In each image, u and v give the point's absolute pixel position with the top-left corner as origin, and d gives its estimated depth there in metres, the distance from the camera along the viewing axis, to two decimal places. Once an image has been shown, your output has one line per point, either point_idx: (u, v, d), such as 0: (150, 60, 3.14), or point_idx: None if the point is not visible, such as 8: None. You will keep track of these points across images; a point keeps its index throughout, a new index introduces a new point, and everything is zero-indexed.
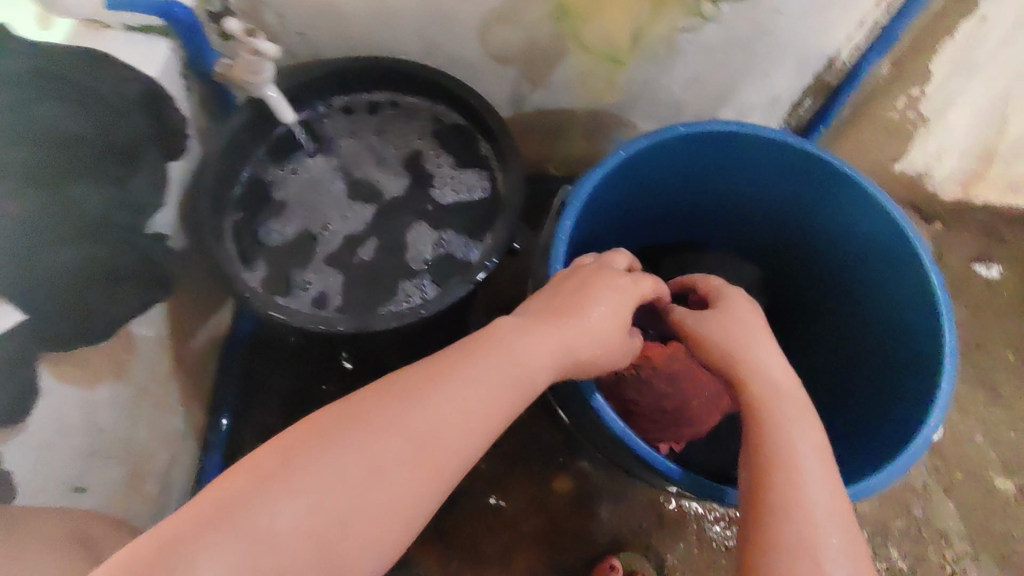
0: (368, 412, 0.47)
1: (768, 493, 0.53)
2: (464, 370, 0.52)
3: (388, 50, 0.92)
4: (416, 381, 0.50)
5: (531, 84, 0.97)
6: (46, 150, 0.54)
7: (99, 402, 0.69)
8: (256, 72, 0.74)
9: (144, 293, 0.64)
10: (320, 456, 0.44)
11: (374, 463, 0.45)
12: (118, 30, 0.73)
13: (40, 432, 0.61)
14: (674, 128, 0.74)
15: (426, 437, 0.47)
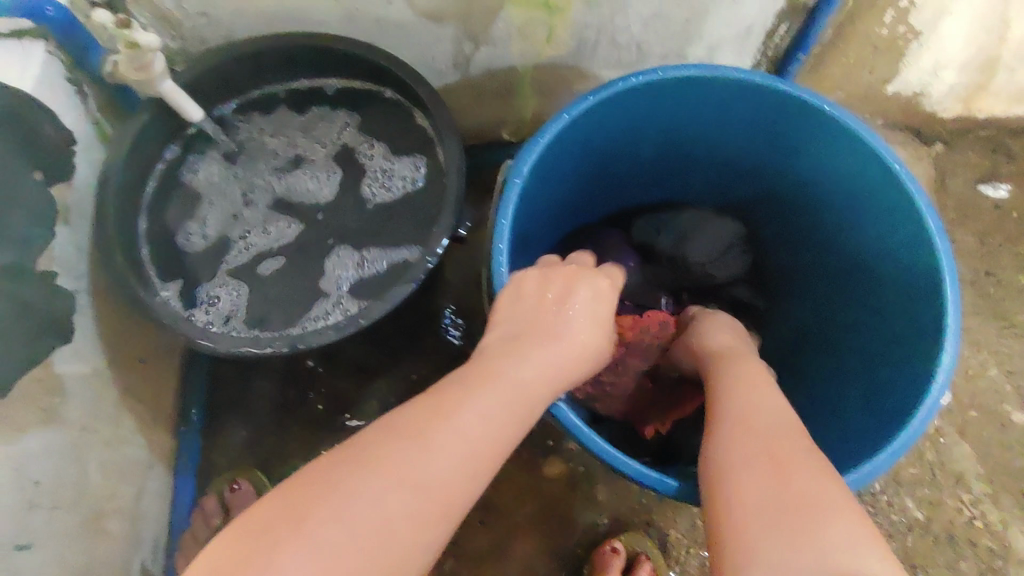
0: (379, 450, 0.43)
1: (727, 453, 0.48)
2: (467, 393, 0.48)
3: (307, 22, 0.83)
4: (423, 412, 0.46)
5: (473, 43, 0.87)
6: None
7: (32, 452, 0.63)
8: (143, 67, 0.66)
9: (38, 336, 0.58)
10: (325, 511, 0.39)
11: (397, 501, 0.41)
12: None
13: None
14: (626, 80, 0.64)
15: (448, 466, 0.44)
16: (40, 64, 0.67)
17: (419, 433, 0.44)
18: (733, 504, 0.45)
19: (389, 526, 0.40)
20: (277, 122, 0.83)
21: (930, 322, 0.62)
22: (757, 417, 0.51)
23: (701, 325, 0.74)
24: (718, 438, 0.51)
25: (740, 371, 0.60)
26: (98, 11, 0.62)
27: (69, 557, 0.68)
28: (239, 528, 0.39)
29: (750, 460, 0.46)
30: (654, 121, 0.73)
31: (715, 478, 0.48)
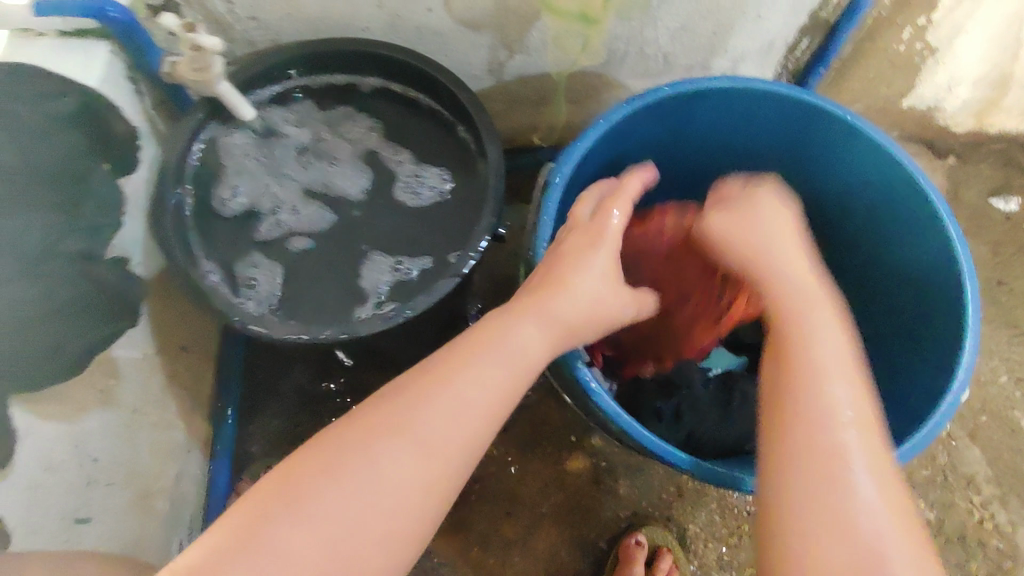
0: (398, 412, 0.48)
1: (802, 466, 0.46)
2: (475, 356, 0.52)
3: (351, 28, 0.86)
4: (436, 377, 0.50)
5: (508, 50, 0.91)
6: None
7: (89, 432, 0.66)
8: (203, 68, 0.68)
9: (108, 321, 0.61)
10: (325, 473, 0.45)
11: (418, 454, 0.47)
12: (53, 38, 0.69)
13: (26, 472, 0.58)
14: (655, 90, 0.68)
15: (460, 425, 0.49)
16: (101, 63, 0.70)
17: (433, 396, 0.49)
18: (801, 533, 0.44)
19: (381, 484, 0.45)
20: (304, 113, 0.83)
21: (951, 325, 0.65)
22: (840, 419, 0.47)
23: (764, 238, 0.64)
24: (793, 436, 0.48)
25: (815, 324, 0.54)
26: (166, 16, 0.65)
27: (116, 537, 0.71)
28: (280, 475, 0.45)
29: (829, 488, 0.45)
30: (686, 129, 0.76)
31: (782, 487, 0.46)
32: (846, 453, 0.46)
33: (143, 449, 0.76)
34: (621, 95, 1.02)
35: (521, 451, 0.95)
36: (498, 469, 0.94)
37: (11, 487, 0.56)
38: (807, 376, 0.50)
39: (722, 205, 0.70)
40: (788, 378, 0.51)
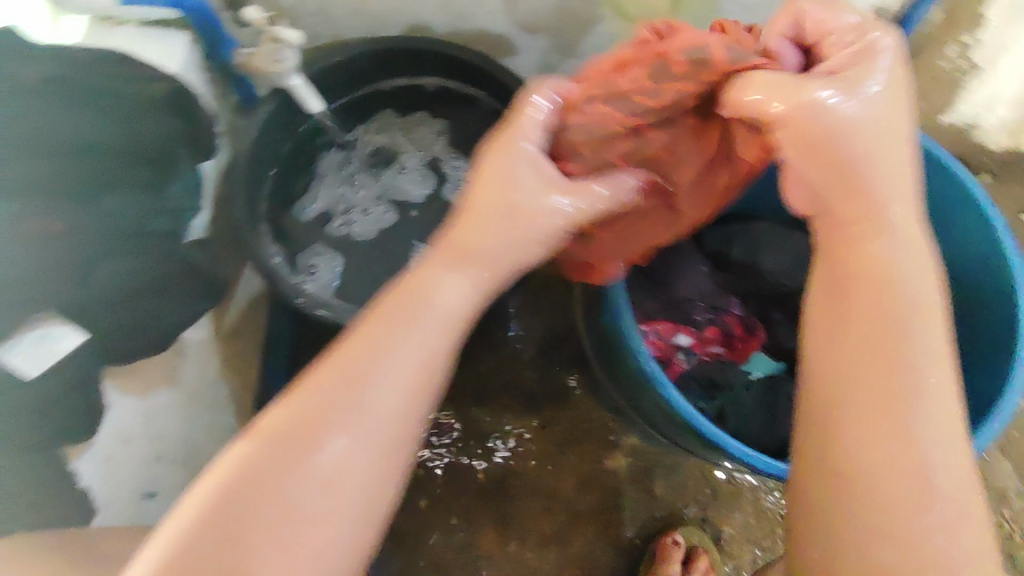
0: (311, 422, 0.43)
1: (873, 464, 0.41)
2: (385, 336, 0.45)
3: (411, 25, 0.88)
4: (339, 375, 0.44)
5: (562, 53, 0.93)
6: (78, 163, 0.50)
7: (158, 408, 0.66)
8: (277, 61, 0.69)
9: (190, 304, 0.62)
10: (290, 475, 0.42)
11: (341, 459, 0.43)
12: (134, 26, 0.71)
13: (106, 443, 0.58)
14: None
15: (382, 413, 0.44)
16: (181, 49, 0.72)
17: (343, 396, 0.44)
18: (868, 538, 0.40)
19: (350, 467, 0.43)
20: (382, 122, 0.89)
21: (1008, 337, 0.66)
22: (923, 411, 0.41)
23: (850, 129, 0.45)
24: (864, 428, 0.41)
25: (894, 263, 0.44)
26: (248, 9, 0.67)
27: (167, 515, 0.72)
28: (185, 526, 0.40)
29: (904, 490, 0.40)
30: None
31: (848, 486, 0.41)
32: (924, 450, 0.40)
33: (199, 430, 0.77)
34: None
35: (559, 448, 0.96)
36: (537, 464, 0.96)
37: (95, 456, 0.56)
38: (884, 352, 0.42)
39: (811, 80, 0.46)
40: (866, 341, 0.43)
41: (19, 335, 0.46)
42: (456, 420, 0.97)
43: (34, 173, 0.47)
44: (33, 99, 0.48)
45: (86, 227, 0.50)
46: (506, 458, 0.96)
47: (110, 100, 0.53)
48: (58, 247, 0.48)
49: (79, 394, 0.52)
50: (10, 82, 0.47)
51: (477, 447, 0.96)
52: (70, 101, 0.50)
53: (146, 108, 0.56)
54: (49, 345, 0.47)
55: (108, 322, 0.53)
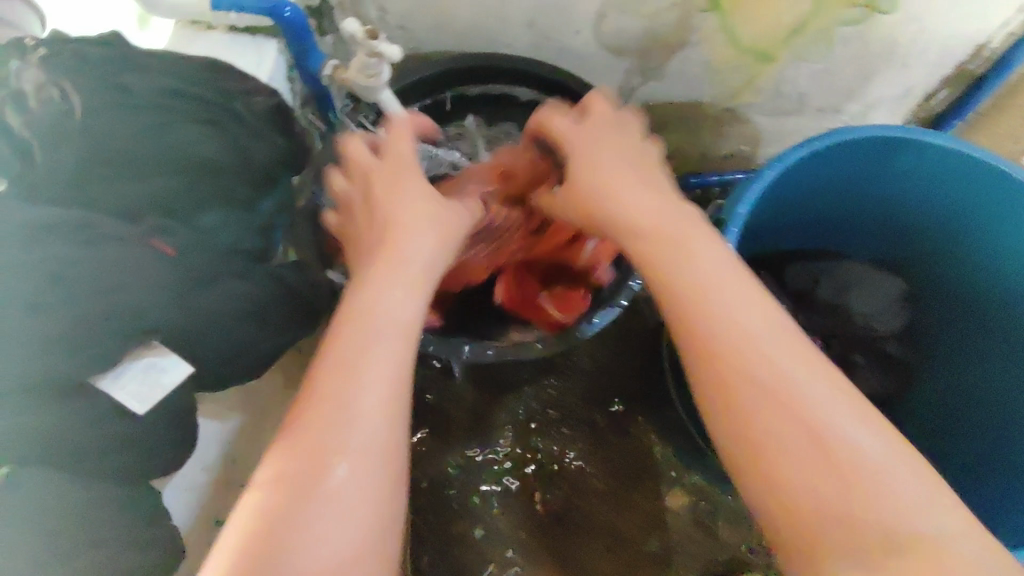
0: (315, 462, 0.40)
1: (778, 458, 0.41)
2: (350, 353, 0.43)
3: (494, 43, 0.85)
4: (315, 414, 0.41)
5: (643, 77, 0.89)
6: (185, 178, 0.47)
7: (233, 432, 0.63)
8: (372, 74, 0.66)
9: (291, 327, 0.56)
10: (309, 506, 0.38)
11: (354, 481, 0.40)
12: (223, 32, 0.69)
13: (192, 470, 0.57)
14: (846, 133, 0.65)
15: (372, 421, 0.42)
16: (271, 58, 0.70)
17: (330, 418, 0.41)
18: (827, 538, 0.38)
19: (370, 474, 0.40)
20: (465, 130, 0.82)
21: None
22: (774, 384, 0.41)
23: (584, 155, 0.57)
24: (789, 444, 0.40)
25: (705, 297, 0.45)
26: (348, 21, 0.64)
27: None
28: None
29: (839, 477, 0.38)
30: (844, 177, 0.73)
31: (777, 497, 0.40)
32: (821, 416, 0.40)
33: None
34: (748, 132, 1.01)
35: (618, 482, 0.93)
36: (598, 498, 0.92)
37: (181, 484, 0.55)
38: (739, 351, 0.43)
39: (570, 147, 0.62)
40: (738, 374, 0.43)
41: (122, 364, 0.43)
42: (514, 450, 0.94)
43: (146, 189, 0.46)
44: (140, 111, 0.46)
45: (191, 245, 0.47)
46: (567, 491, 0.93)
47: (232, 120, 0.51)
48: (170, 266, 0.45)
49: (170, 422, 0.48)
50: (139, 100, 0.46)
51: (539, 478, 0.93)
52: (178, 114, 0.48)
53: (261, 124, 0.53)
54: (152, 375, 0.44)
55: (210, 352, 0.49)
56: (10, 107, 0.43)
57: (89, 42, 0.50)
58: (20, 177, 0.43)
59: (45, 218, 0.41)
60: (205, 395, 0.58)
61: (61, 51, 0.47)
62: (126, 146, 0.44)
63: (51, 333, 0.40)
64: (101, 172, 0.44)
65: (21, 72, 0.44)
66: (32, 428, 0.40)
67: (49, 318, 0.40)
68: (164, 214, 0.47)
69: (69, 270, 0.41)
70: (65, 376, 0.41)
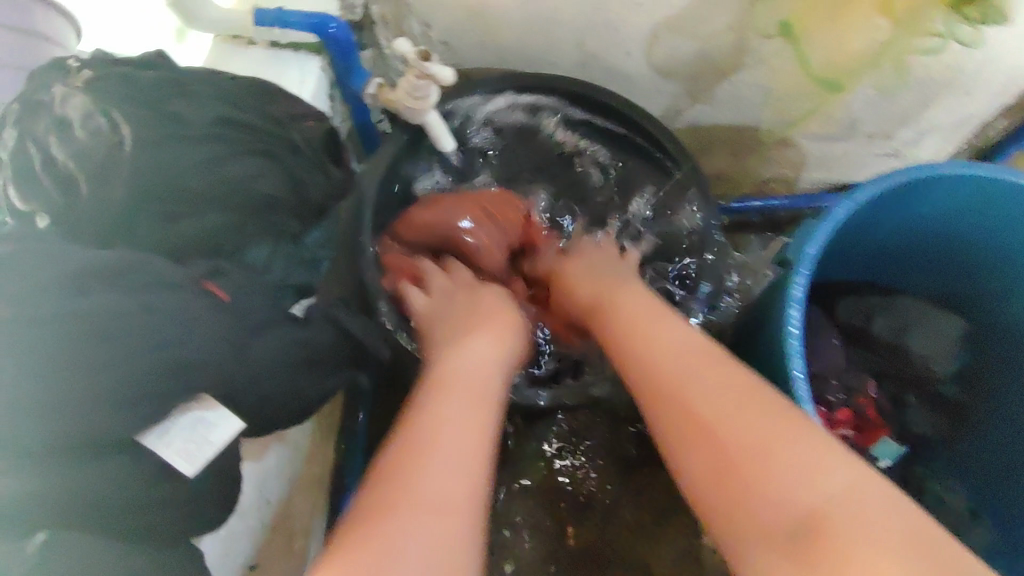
0: (393, 520, 0.38)
1: (737, 474, 0.42)
2: (429, 418, 0.44)
3: (539, 61, 0.80)
4: (405, 442, 0.43)
5: (691, 100, 0.83)
6: (235, 214, 0.45)
7: (268, 469, 0.60)
8: (421, 97, 0.62)
9: (342, 368, 0.53)
10: (395, 519, 0.38)
11: (431, 536, 0.38)
12: (265, 48, 0.66)
13: (234, 523, 0.55)
14: (912, 171, 0.62)
15: (449, 484, 0.41)
16: (313, 76, 0.66)
17: (409, 475, 0.41)
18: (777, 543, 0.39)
19: (451, 493, 0.41)
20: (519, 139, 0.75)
21: None
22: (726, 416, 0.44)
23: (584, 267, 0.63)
24: (751, 462, 0.42)
25: (663, 357, 0.50)
26: (400, 42, 0.61)
27: None
28: None
29: (781, 470, 0.41)
30: (900, 214, 0.70)
31: (731, 515, 0.42)
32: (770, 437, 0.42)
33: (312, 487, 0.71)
34: (789, 155, 0.90)
35: (652, 517, 0.82)
36: (633, 537, 0.81)
37: (223, 537, 0.53)
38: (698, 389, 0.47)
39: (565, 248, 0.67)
40: (691, 408, 0.46)
41: (172, 419, 0.40)
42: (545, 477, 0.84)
43: (201, 225, 0.43)
44: (192, 143, 0.43)
45: (242, 287, 0.44)
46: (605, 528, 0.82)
47: (287, 151, 0.48)
48: (218, 312, 0.42)
49: (218, 473, 0.45)
50: (192, 131, 0.44)
51: (571, 511, 0.82)
52: (230, 146, 0.45)
53: (316, 155, 0.50)
54: (200, 434, 0.41)
55: (260, 404, 0.45)
56: (55, 137, 0.41)
57: (133, 63, 0.47)
58: (64, 212, 0.40)
59: (93, 260, 0.39)
60: (249, 441, 0.56)
61: (108, 73, 0.44)
62: (178, 182, 0.42)
63: (93, 391, 0.36)
64: (152, 209, 0.42)
65: (68, 98, 0.42)
66: (80, 490, 0.37)
67: (88, 375, 0.36)
68: (215, 253, 0.44)
69: (105, 321, 0.37)
70: (113, 435, 0.38)
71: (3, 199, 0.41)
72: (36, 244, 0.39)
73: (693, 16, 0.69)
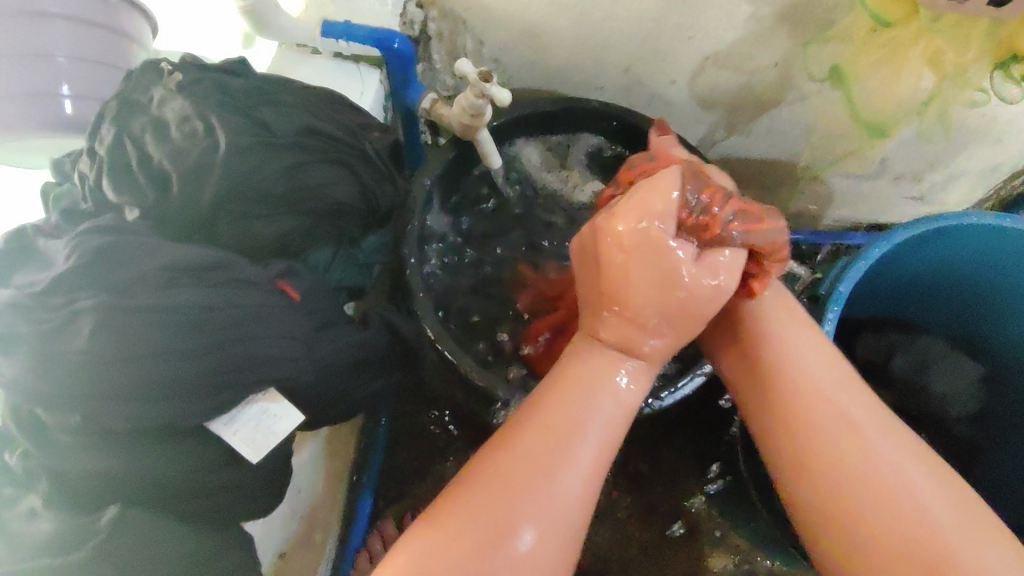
0: (520, 500, 0.36)
1: (855, 510, 0.39)
2: (565, 400, 0.40)
3: (583, 84, 0.79)
4: (537, 428, 0.39)
5: (728, 131, 0.81)
6: (308, 217, 0.47)
7: (303, 462, 0.61)
8: (475, 117, 0.62)
9: (390, 372, 0.55)
10: (516, 500, 0.36)
11: (556, 509, 0.37)
12: (328, 58, 0.68)
13: (274, 513, 0.57)
14: (941, 218, 0.60)
15: (577, 473, 0.38)
16: (373, 87, 0.69)
17: (549, 454, 0.38)
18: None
19: (576, 485, 0.38)
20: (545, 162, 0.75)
21: None
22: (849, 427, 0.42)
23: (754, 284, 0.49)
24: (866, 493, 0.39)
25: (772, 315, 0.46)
26: (464, 64, 0.61)
27: None
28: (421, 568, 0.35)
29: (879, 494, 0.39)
30: (918, 262, 0.68)
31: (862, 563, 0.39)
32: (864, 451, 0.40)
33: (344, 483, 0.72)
34: (818, 192, 0.89)
35: (656, 532, 0.81)
36: (636, 552, 0.81)
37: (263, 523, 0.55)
38: (801, 395, 0.43)
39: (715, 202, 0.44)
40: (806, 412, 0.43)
41: (240, 408, 0.42)
42: None
43: (279, 228, 0.46)
44: (273, 149, 0.45)
45: (309, 287, 0.47)
46: (609, 541, 0.81)
47: (358, 159, 0.51)
48: (285, 311, 0.44)
49: (273, 462, 0.46)
50: (278, 139, 0.46)
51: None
52: (306, 154, 0.47)
53: (383, 165, 0.54)
54: (264, 423, 0.42)
55: (315, 401, 0.47)
56: (151, 136, 0.44)
57: (221, 70, 0.49)
58: (156, 207, 0.43)
59: (185, 258, 0.41)
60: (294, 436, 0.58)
61: (202, 78, 0.46)
62: (265, 187, 0.45)
63: (174, 380, 0.38)
64: (236, 208, 0.44)
65: (166, 100, 0.45)
66: (158, 468, 0.39)
67: (164, 365, 0.38)
68: (286, 255, 0.47)
69: (183, 314, 0.39)
70: (187, 422, 0.39)
71: (98, 190, 0.44)
72: (129, 237, 0.41)
73: (741, 50, 0.68)
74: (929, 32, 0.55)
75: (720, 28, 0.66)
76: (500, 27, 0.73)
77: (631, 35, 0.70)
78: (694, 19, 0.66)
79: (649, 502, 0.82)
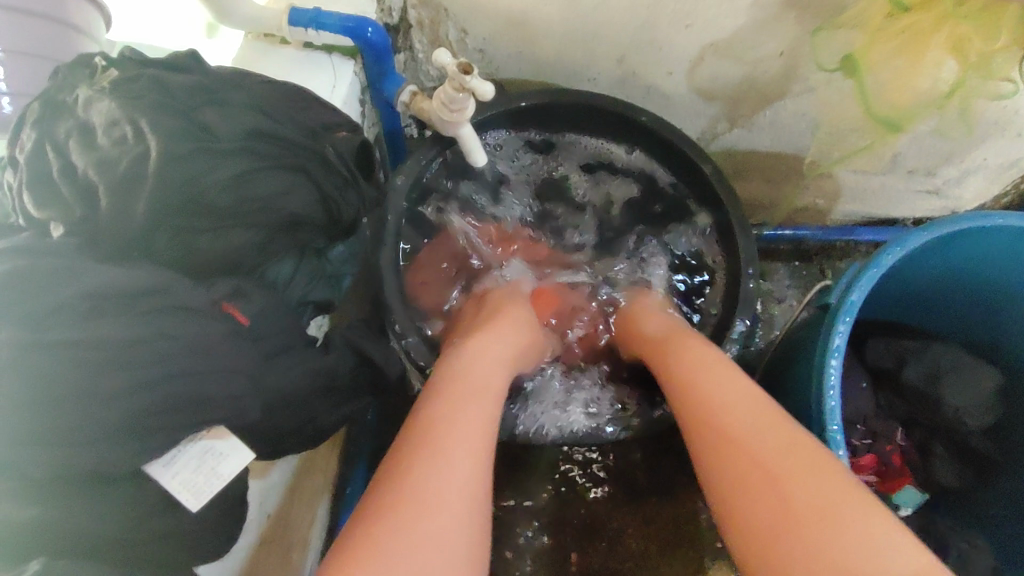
0: (409, 511, 0.36)
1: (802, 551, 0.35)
2: (448, 403, 0.42)
3: (575, 75, 0.74)
4: (421, 437, 0.40)
5: (731, 124, 0.76)
6: (259, 232, 0.43)
7: (273, 485, 0.56)
8: (457, 110, 0.56)
9: (358, 397, 0.52)
10: (409, 517, 0.35)
11: (441, 518, 0.36)
12: (297, 48, 0.63)
13: (236, 552, 0.51)
14: (961, 221, 0.55)
15: (464, 493, 0.38)
16: (346, 81, 0.63)
17: (434, 453, 0.39)
18: None
19: (461, 490, 0.38)
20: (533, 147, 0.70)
21: None
22: (799, 471, 0.38)
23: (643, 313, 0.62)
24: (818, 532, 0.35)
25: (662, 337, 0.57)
26: (440, 51, 0.54)
27: None
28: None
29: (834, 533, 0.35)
30: (932, 266, 0.63)
31: None
32: (806, 476, 0.38)
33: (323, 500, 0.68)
34: (826, 188, 0.83)
35: (657, 547, 0.76)
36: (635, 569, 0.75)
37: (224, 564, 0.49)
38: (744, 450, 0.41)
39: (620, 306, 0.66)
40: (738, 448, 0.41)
41: (181, 447, 0.38)
42: (550, 499, 0.78)
43: (227, 244, 0.41)
44: (215, 157, 0.40)
45: (263, 309, 0.43)
46: (605, 554, 0.76)
47: (318, 164, 0.46)
48: (229, 341, 0.39)
49: (225, 499, 0.42)
50: (222, 144, 0.41)
51: (572, 533, 0.76)
52: (256, 161, 0.42)
53: (347, 169, 0.49)
54: (207, 464, 0.39)
55: (268, 431, 0.43)
56: (75, 142, 0.39)
57: (163, 64, 0.44)
58: (84, 222, 0.38)
59: (110, 283, 0.36)
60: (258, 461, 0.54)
61: (137, 74, 0.41)
62: (205, 200, 0.40)
63: (94, 424, 0.33)
64: (172, 224, 0.40)
65: (93, 100, 0.40)
66: (83, 525, 0.34)
67: (83, 409, 0.33)
68: (234, 272, 0.43)
69: (105, 348, 0.34)
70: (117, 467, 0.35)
71: (18, 201, 0.40)
72: (47, 259, 0.36)
73: (742, 40, 0.63)
74: (953, 17, 0.49)
75: (722, 14, 0.60)
76: (483, 15, 0.68)
77: (624, 23, 0.64)
78: (693, 5, 0.60)
79: (649, 514, 0.78)
